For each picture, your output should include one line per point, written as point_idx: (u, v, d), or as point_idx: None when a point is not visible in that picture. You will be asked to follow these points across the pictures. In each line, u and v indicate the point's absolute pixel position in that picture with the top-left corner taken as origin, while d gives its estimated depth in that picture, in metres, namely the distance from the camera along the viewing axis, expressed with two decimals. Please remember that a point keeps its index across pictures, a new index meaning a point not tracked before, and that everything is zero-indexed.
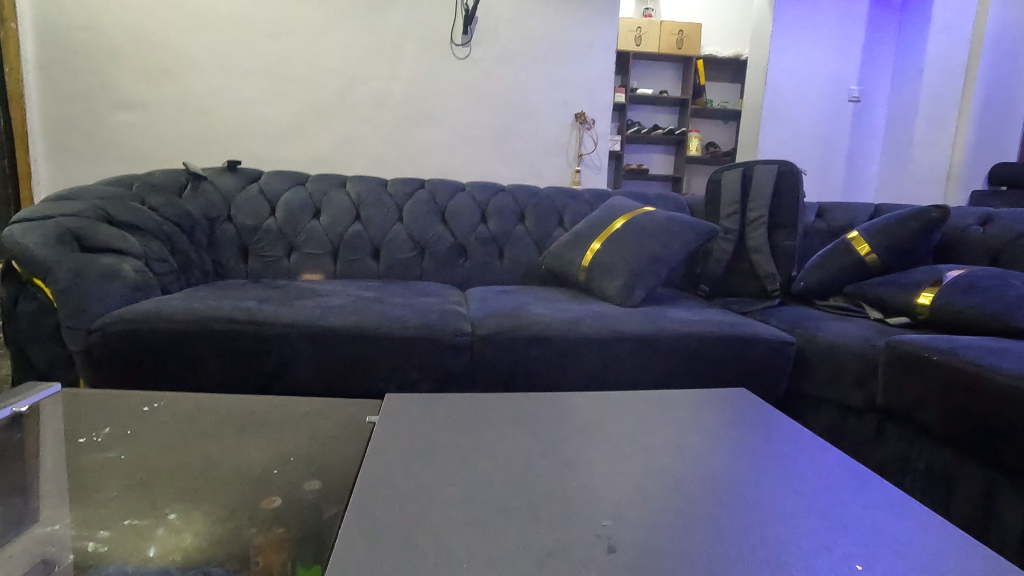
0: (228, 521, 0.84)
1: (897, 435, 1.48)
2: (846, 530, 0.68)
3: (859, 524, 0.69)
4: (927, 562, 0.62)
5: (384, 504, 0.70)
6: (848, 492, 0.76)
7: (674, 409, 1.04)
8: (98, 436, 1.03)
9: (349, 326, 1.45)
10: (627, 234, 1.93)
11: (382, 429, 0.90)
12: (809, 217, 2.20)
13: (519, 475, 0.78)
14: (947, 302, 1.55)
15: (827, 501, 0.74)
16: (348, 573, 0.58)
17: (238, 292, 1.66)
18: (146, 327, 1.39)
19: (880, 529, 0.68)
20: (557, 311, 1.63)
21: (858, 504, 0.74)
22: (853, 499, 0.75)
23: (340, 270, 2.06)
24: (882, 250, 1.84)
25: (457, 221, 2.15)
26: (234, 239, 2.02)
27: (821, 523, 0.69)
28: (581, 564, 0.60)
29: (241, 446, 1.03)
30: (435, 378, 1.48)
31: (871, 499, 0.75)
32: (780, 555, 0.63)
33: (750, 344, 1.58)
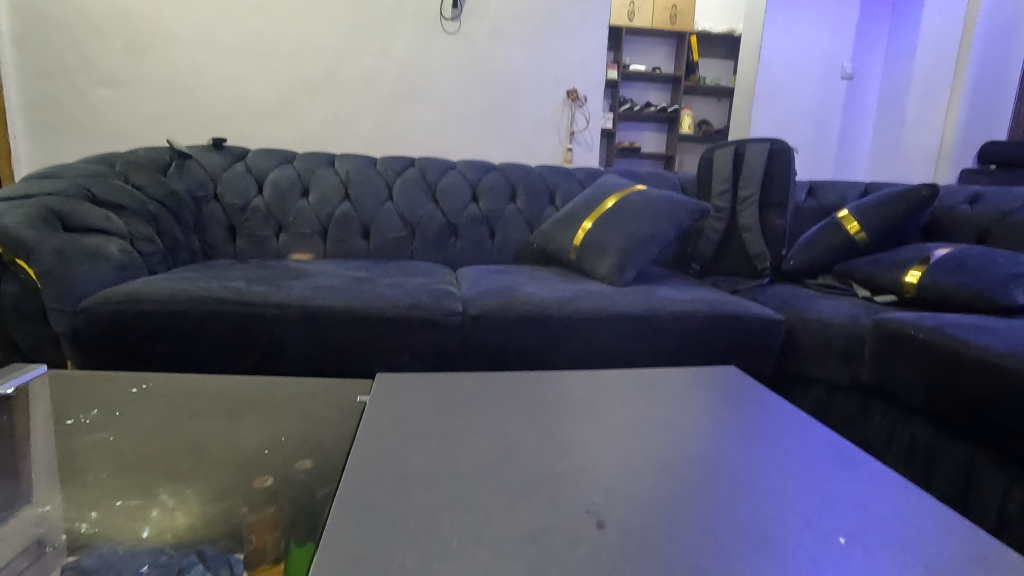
0: (221, 502, 0.84)
1: (882, 411, 1.50)
2: (830, 505, 0.69)
3: (844, 500, 0.70)
4: (908, 535, 0.64)
5: (376, 484, 0.70)
6: (833, 468, 0.78)
7: (663, 387, 1.05)
8: (87, 419, 1.03)
9: (339, 307, 1.44)
10: (619, 213, 1.92)
11: (372, 409, 0.90)
12: (800, 196, 2.20)
13: (510, 453, 0.79)
14: (934, 280, 1.57)
15: (813, 477, 0.75)
16: (341, 552, 0.58)
17: (226, 272, 1.64)
18: (134, 309, 1.38)
19: (863, 503, 0.70)
20: (548, 290, 1.62)
21: (843, 479, 0.75)
22: (838, 475, 0.76)
23: (329, 250, 2.04)
24: (871, 229, 1.85)
25: (448, 200, 2.13)
26: (221, 218, 1.99)
27: (807, 499, 0.70)
28: (572, 540, 0.61)
29: (232, 427, 1.03)
30: (426, 358, 1.48)
31: (855, 475, 0.76)
32: (766, 530, 0.64)
33: (740, 323, 1.59)
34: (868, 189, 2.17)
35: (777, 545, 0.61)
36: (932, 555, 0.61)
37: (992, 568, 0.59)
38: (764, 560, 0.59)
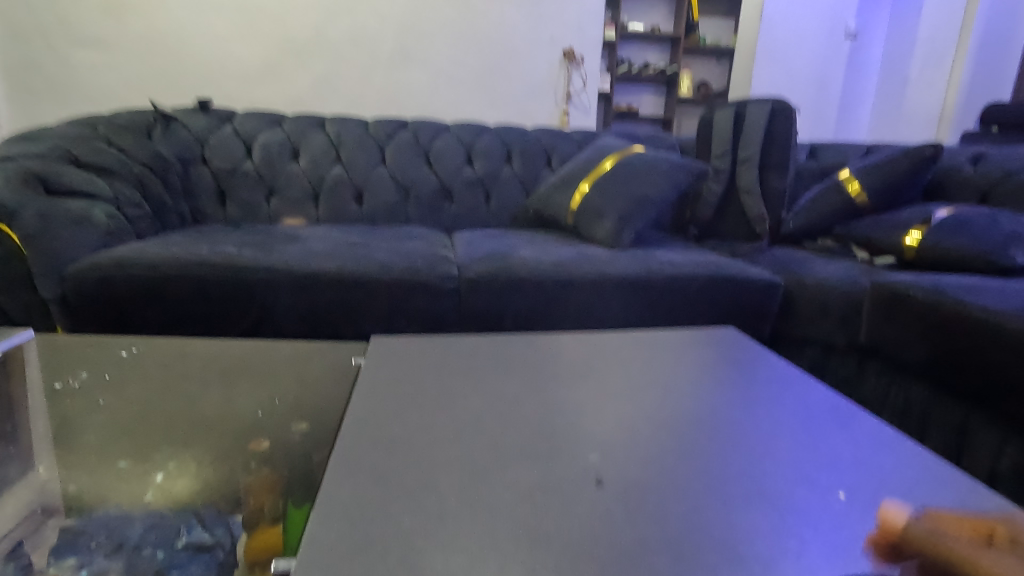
0: (216, 467, 0.85)
1: (878, 372, 1.51)
2: (829, 460, 0.69)
3: (843, 455, 0.70)
4: (907, 489, 0.64)
5: (370, 445, 0.69)
6: (831, 425, 0.78)
7: (661, 348, 1.04)
8: (76, 381, 1.02)
9: (332, 271, 1.42)
10: (616, 175, 1.89)
11: (367, 371, 0.89)
12: (800, 158, 2.16)
13: (507, 414, 0.78)
14: (936, 241, 1.55)
15: (811, 433, 0.75)
16: (336, 512, 0.57)
17: (217, 237, 1.61)
18: (123, 274, 1.35)
19: (861, 458, 0.70)
20: (545, 253, 1.60)
21: (842, 435, 0.75)
22: (837, 431, 0.76)
23: (322, 215, 1.99)
24: (872, 190, 1.82)
25: (442, 163, 2.09)
26: (210, 182, 1.93)
27: (806, 455, 0.70)
28: (571, 498, 0.61)
29: (225, 391, 1.02)
30: (422, 322, 1.47)
31: (853, 430, 0.76)
32: (764, 485, 0.64)
33: (738, 285, 1.58)
34: (870, 150, 2.14)
35: (776, 500, 0.61)
36: (929, 508, 0.61)
37: (988, 520, 0.59)
38: (762, 515, 0.59)
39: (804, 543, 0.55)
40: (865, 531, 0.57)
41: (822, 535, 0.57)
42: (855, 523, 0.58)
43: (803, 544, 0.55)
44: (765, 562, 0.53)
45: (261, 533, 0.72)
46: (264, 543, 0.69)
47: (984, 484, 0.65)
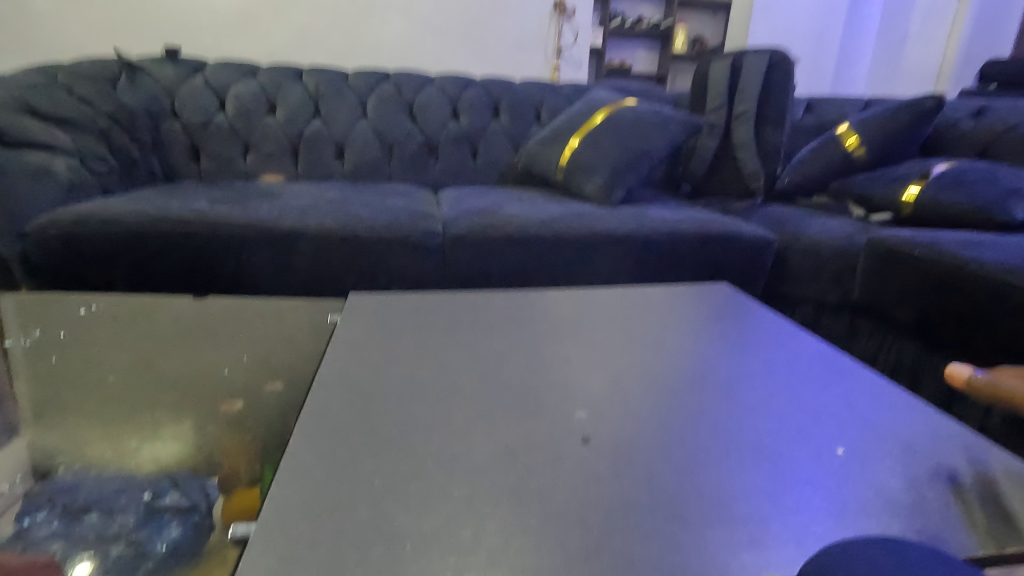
0: (182, 424, 0.80)
1: (870, 330, 1.48)
2: (825, 417, 0.66)
3: (840, 411, 0.67)
4: (907, 446, 0.61)
5: (343, 403, 0.65)
6: (828, 380, 0.75)
7: (652, 305, 1.00)
8: (29, 340, 0.96)
9: (311, 228, 1.36)
10: (608, 130, 1.82)
11: (342, 329, 0.85)
12: (797, 113, 2.09)
13: (490, 372, 0.74)
14: (934, 197, 1.51)
15: (807, 389, 0.72)
16: (303, 473, 0.54)
17: (189, 193, 1.53)
18: (87, 231, 1.29)
19: (859, 414, 0.67)
20: (533, 210, 1.54)
21: (839, 391, 0.72)
22: (833, 386, 0.73)
23: (302, 172, 1.90)
24: (871, 145, 1.77)
25: (426, 116, 1.99)
26: (181, 136, 1.82)
27: (801, 411, 0.67)
28: (556, 456, 0.58)
29: (194, 350, 0.96)
30: (406, 281, 1.42)
31: (850, 385, 0.73)
32: (758, 441, 0.61)
33: (731, 243, 1.54)
34: (869, 104, 2.07)
35: (770, 457, 0.59)
36: (929, 467, 0.58)
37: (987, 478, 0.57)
38: (755, 473, 0.56)
39: (799, 501, 0.53)
40: (863, 489, 0.55)
41: (818, 493, 0.54)
42: (852, 481, 0.56)
43: (798, 502, 0.53)
44: (759, 521, 0.50)
45: (239, 493, 0.64)
46: (240, 505, 0.61)
47: (986, 442, 0.63)
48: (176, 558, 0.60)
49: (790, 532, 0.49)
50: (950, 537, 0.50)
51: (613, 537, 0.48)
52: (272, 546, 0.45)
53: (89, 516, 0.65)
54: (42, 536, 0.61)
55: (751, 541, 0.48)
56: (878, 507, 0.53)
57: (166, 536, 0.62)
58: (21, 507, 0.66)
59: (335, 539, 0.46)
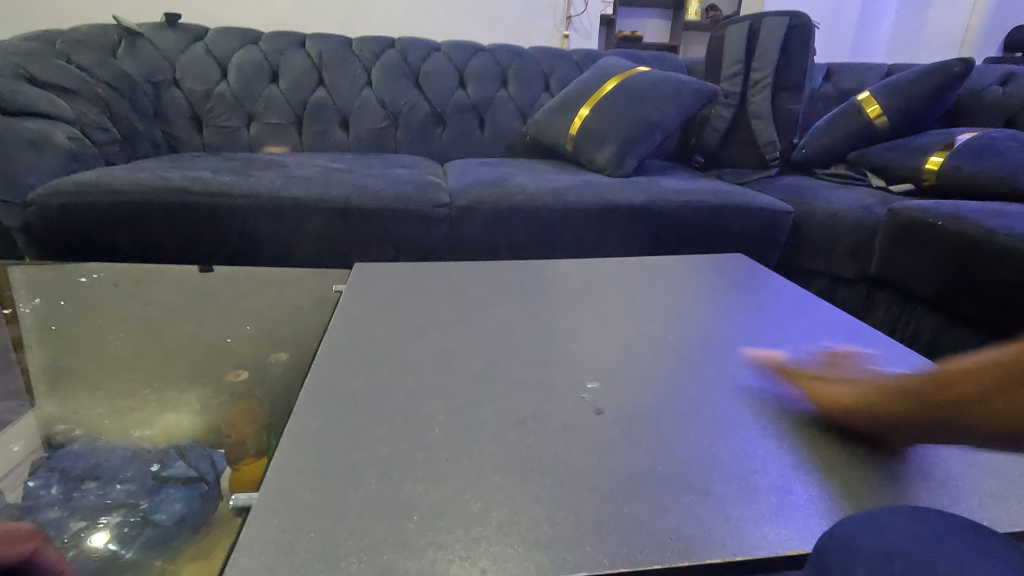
0: (186, 393, 0.78)
1: (887, 303, 1.44)
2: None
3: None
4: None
5: (348, 372, 0.63)
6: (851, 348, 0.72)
7: (665, 274, 0.97)
8: (28, 307, 0.94)
9: (315, 198, 1.33)
10: (619, 98, 1.76)
11: (346, 298, 0.82)
12: (816, 80, 2.02)
13: (499, 341, 0.72)
14: (956, 166, 1.45)
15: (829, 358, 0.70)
16: (306, 442, 0.52)
17: (191, 163, 1.50)
18: (89, 201, 1.27)
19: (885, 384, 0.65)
20: (542, 180, 1.50)
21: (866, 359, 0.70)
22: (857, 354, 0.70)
23: (306, 143, 1.86)
24: (893, 113, 1.70)
25: (433, 85, 1.93)
26: (183, 106, 1.79)
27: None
28: (567, 426, 0.56)
29: (199, 319, 0.95)
30: (413, 253, 1.40)
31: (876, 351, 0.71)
32: (781, 412, 0.59)
33: (745, 214, 1.50)
34: (891, 71, 1.99)
35: (794, 427, 0.56)
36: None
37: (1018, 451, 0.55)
38: (778, 445, 0.54)
39: (826, 473, 0.51)
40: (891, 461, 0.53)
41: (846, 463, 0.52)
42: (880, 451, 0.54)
43: (825, 475, 0.51)
44: (783, 495, 0.48)
45: (247, 465, 0.62)
46: (248, 476, 0.59)
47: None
48: (182, 526, 0.58)
49: (815, 506, 0.47)
50: (981, 511, 0.48)
51: (631, 508, 0.46)
52: (274, 516, 0.44)
53: (92, 485, 0.64)
54: (43, 504, 0.60)
55: (774, 515, 0.46)
56: (909, 480, 0.50)
57: (172, 506, 0.61)
58: (28, 473, 0.65)
59: (340, 510, 0.45)
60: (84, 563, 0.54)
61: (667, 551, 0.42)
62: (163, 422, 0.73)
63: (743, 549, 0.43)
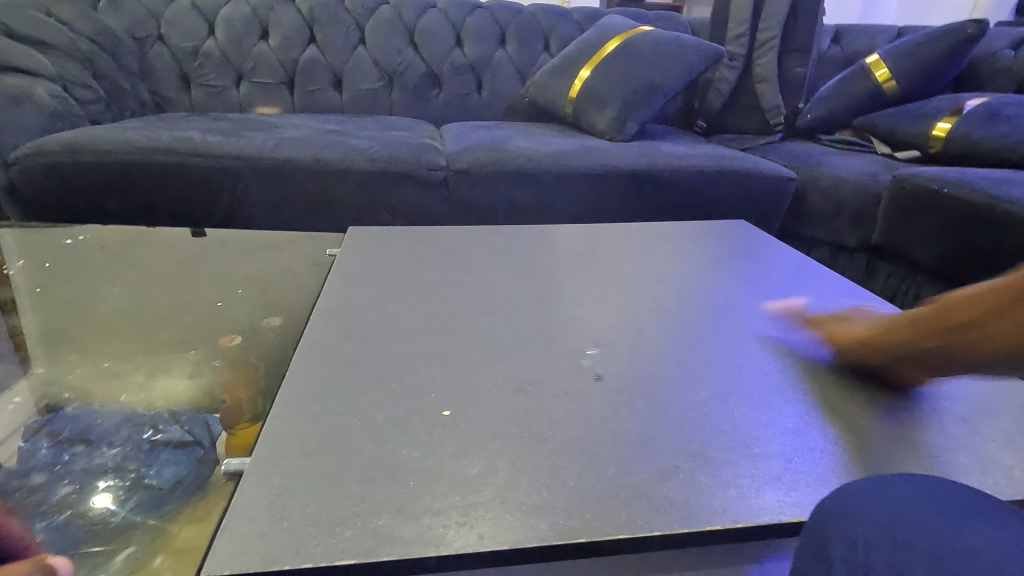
0: (179, 357, 0.77)
1: (887, 272, 1.42)
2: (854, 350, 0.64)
3: None
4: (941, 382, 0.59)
5: (344, 337, 0.62)
6: None
7: (664, 239, 0.96)
8: (13, 269, 0.92)
9: (308, 160, 1.29)
10: (621, 59, 1.70)
11: (340, 262, 0.80)
12: (824, 42, 1.96)
13: (497, 306, 0.70)
14: (965, 132, 1.42)
15: None
16: (297, 408, 0.51)
17: (180, 123, 1.46)
18: (74, 161, 1.23)
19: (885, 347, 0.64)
20: (541, 144, 1.46)
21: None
22: None
23: (298, 103, 1.81)
24: (902, 77, 1.66)
25: (429, 44, 1.87)
26: (170, 63, 1.72)
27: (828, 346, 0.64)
28: (567, 393, 0.54)
29: (189, 282, 0.92)
30: (408, 218, 1.37)
31: None
32: (783, 376, 0.58)
33: (747, 180, 1.47)
34: (901, 34, 1.93)
35: (794, 393, 0.56)
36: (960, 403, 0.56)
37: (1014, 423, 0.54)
38: (783, 413, 0.53)
39: (830, 440, 0.50)
40: (888, 426, 0.52)
41: (850, 431, 0.52)
42: (881, 417, 0.54)
43: (829, 443, 0.50)
44: (785, 461, 0.48)
45: (243, 429, 0.61)
46: (243, 439, 0.58)
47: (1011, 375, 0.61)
48: (175, 490, 0.57)
49: (819, 474, 0.46)
50: (985, 481, 0.47)
51: (631, 476, 0.45)
52: (267, 482, 0.43)
53: (86, 448, 0.63)
54: (34, 469, 0.60)
55: (776, 482, 0.45)
56: (911, 447, 0.50)
57: (165, 472, 0.60)
58: (18, 435, 0.64)
59: (336, 476, 0.44)
60: (77, 528, 0.53)
61: (669, 518, 0.42)
62: (155, 386, 0.72)
63: (743, 516, 0.42)
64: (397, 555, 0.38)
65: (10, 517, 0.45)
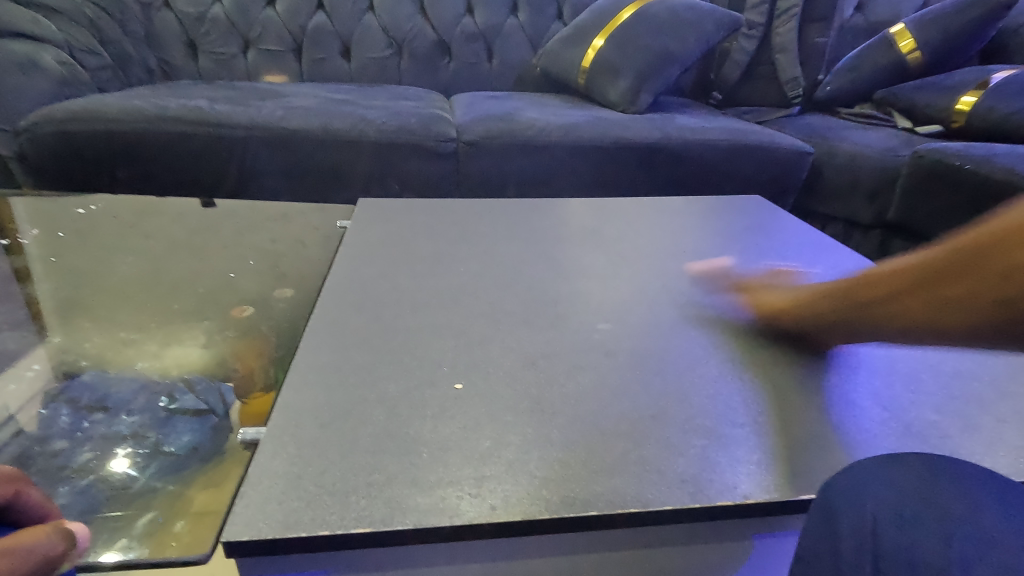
0: (192, 326, 0.78)
1: (902, 249, 1.39)
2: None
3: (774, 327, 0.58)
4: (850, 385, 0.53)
5: (356, 310, 0.62)
6: None
7: (677, 214, 0.94)
8: (27, 238, 0.92)
9: (317, 130, 1.28)
10: (636, 28, 1.65)
11: (351, 234, 0.80)
12: (847, 11, 1.84)
13: (506, 280, 0.70)
14: (990, 107, 1.37)
15: None
16: (310, 379, 0.51)
17: (187, 91, 1.44)
18: (85, 130, 1.23)
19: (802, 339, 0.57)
20: (552, 114, 1.43)
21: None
22: None
23: (306, 72, 1.78)
24: (927, 48, 1.60)
25: (439, 10, 1.80)
26: (176, 29, 1.68)
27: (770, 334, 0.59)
28: (577, 366, 0.55)
29: (200, 252, 0.92)
30: (418, 189, 1.36)
31: None
32: (789, 346, 0.58)
33: (761, 154, 1.44)
34: (927, 2, 1.84)
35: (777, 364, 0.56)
36: (956, 378, 0.56)
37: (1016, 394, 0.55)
38: (794, 390, 0.53)
39: (842, 419, 0.50)
40: (885, 396, 0.53)
41: (861, 412, 0.51)
42: (893, 394, 0.53)
43: (836, 421, 0.50)
44: (794, 439, 0.47)
45: (255, 398, 0.62)
46: (255, 409, 0.60)
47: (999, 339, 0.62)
48: (192, 457, 0.59)
49: (829, 452, 0.46)
50: (995, 460, 0.47)
51: (642, 451, 0.45)
52: (283, 450, 0.44)
53: (103, 416, 0.64)
54: (54, 435, 0.61)
55: (787, 459, 0.45)
56: (922, 426, 0.50)
57: (182, 439, 0.62)
58: (38, 403, 0.66)
59: (351, 446, 0.44)
60: (99, 492, 0.55)
61: (680, 493, 0.42)
62: (170, 354, 0.74)
63: (756, 492, 0.43)
64: (411, 524, 0.38)
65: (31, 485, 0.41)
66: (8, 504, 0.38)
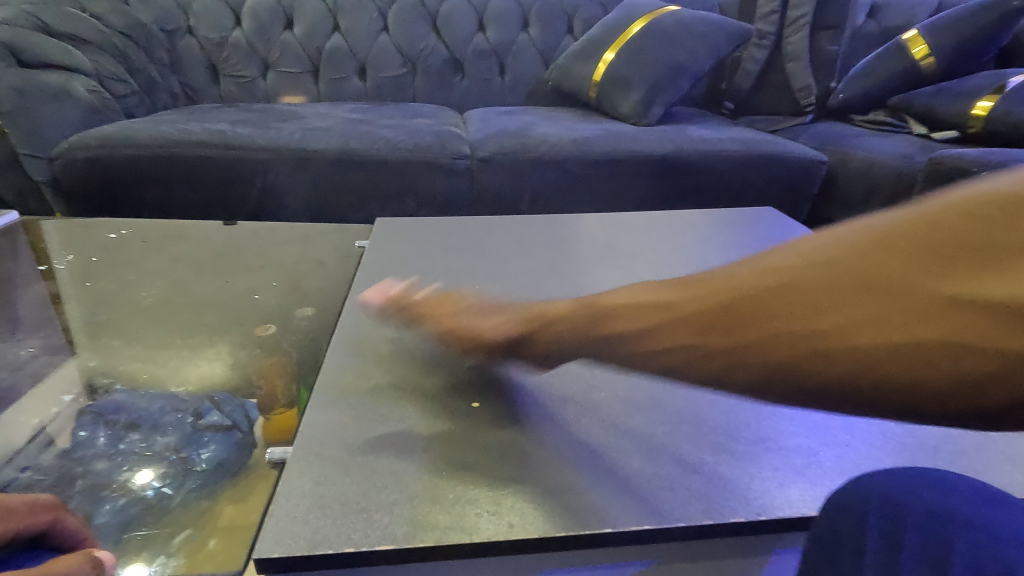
0: (218, 345, 0.81)
1: None
2: None
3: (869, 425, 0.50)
4: None
5: (375, 330, 0.64)
6: None
7: (689, 228, 0.95)
8: (62, 263, 0.96)
9: (336, 150, 1.31)
10: (646, 41, 1.67)
11: (369, 254, 0.82)
12: (858, 19, 1.86)
13: (521, 297, 0.71)
14: (1006, 112, 1.36)
15: None
16: (331, 399, 0.53)
17: (210, 115, 1.49)
18: (113, 156, 1.28)
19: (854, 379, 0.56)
20: (563, 129, 1.45)
21: None
22: None
23: (323, 92, 1.82)
24: (942, 53, 1.59)
25: (451, 29, 1.84)
26: (199, 55, 1.74)
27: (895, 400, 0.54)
28: (591, 384, 0.55)
29: (223, 272, 0.95)
30: (433, 205, 1.39)
31: None
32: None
33: (775, 163, 1.44)
34: (941, 6, 1.83)
35: None
36: None
37: None
38: None
39: (854, 436, 0.50)
40: None
41: (876, 429, 0.51)
42: None
43: (849, 437, 0.50)
44: (807, 455, 0.48)
45: (279, 414, 0.65)
46: (279, 427, 0.62)
47: None
48: (221, 473, 0.61)
49: (841, 468, 0.47)
50: (1009, 475, 0.47)
51: (655, 468, 0.46)
52: (310, 470, 0.45)
53: (136, 435, 0.67)
54: (91, 454, 0.64)
55: (798, 475, 0.46)
56: (936, 442, 0.50)
57: (210, 455, 0.64)
58: (73, 423, 0.68)
59: (373, 464, 0.46)
60: (133, 509, 0.58)
61: (693, 510, 0.43)
62: (197, 373, 0.76)
63: (768, 510, 0.43)
64: (432, 541, 0.40)
65: (66, 509, 0.44)
66: (48, 530, 0.41)
